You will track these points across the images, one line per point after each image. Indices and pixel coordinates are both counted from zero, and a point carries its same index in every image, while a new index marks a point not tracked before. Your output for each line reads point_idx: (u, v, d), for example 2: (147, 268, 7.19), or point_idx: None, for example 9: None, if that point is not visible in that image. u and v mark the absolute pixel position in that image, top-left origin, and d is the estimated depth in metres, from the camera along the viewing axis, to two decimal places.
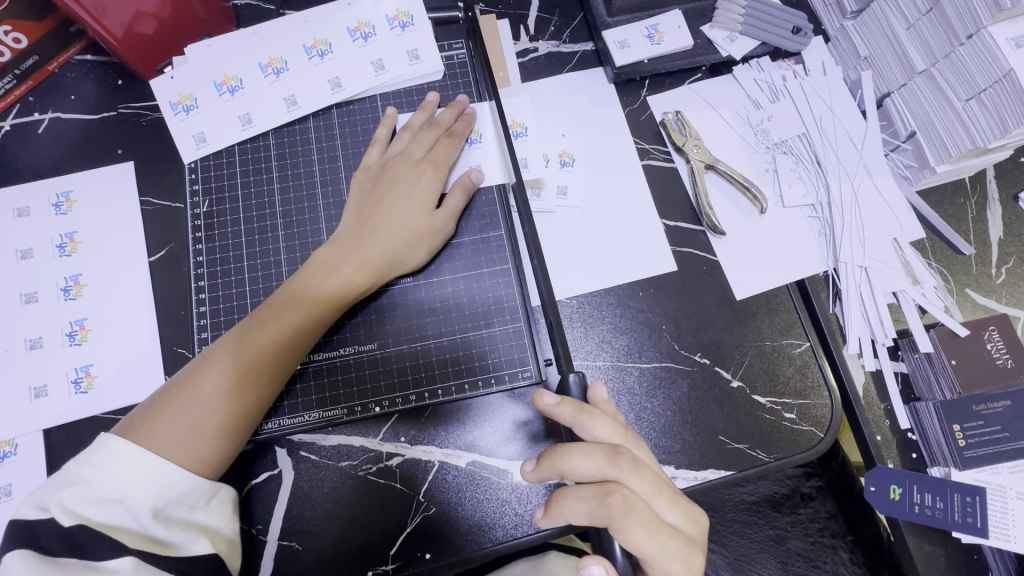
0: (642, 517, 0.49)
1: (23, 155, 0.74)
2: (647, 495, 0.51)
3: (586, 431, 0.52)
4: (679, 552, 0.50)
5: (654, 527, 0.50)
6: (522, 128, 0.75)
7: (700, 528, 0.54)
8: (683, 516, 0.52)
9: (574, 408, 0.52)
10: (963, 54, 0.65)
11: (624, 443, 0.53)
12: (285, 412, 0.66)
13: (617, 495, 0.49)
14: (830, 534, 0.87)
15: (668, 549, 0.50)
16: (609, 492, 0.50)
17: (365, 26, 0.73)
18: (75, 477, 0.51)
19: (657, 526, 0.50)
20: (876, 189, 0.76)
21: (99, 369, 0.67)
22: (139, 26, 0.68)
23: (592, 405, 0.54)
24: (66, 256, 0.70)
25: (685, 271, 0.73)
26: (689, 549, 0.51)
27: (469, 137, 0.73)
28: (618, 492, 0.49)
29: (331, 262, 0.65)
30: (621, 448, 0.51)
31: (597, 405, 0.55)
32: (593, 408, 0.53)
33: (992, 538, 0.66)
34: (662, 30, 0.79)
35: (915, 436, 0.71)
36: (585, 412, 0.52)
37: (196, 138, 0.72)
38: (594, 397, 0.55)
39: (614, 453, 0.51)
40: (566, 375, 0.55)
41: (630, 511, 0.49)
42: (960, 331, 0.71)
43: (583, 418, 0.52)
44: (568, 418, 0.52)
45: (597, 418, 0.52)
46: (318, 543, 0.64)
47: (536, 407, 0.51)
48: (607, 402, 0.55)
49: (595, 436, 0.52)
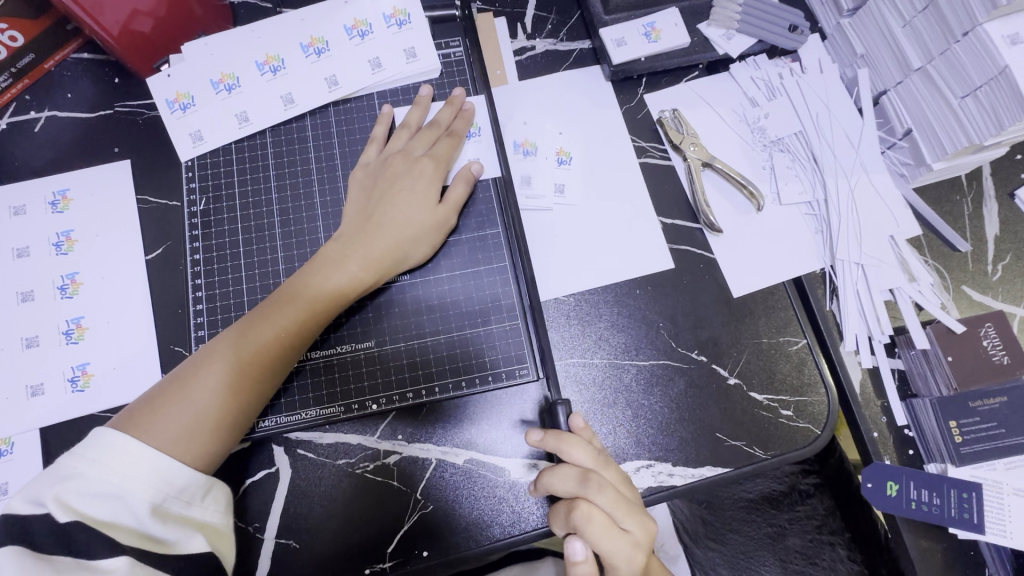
0: (602, 533, 0.52)
1: (18, 153, 0.73)
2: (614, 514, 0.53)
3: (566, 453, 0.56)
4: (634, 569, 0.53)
5: (612, 540, 0.53)
6: (530, 143, 0.76)
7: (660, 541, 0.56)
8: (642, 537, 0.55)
9: (553, 438, 0.55)
10: (959, 51, 0.65)
11: (598, 467, 0.55)
12: (282, 410, 0.66)
13: (580, 512, 0.53)
14: (827, 531, 0.87)
15: (622, 560, 0.53)
16: (574, 508, 0.53)
17: (362, 24, 0.73)
18: (70, 471, 0.51)
19: (615, 540, 0.53)
20: (872, 186, 0.76)
21: (96, 367, 0.67)
22: (136, 24, 0.68)
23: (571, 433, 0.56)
24: (62, 254, 0.70)
25: (683, 269, 0.73)
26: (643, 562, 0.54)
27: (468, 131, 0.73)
28: (581, 509, 0.53)
29: (336, 258, 0.65)
30: (592, 472, 0.54)
31: (578, 432, 0.58)
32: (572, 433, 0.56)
33: (988, 534, 0.66)
34: (659, 28, 0.79)
35: (911, 433, 0.71)
36: (564, 439, 0.55)
37: (193, 136, 0.72)
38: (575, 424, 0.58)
39: (585, 477, 0.54)
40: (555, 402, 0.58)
41: (591, 527, 0.52)
42: (956, 328, 0.71)
43: (561, 441, 0.55)
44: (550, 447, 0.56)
45: (574, 444, 0.55)
46: (315, 540, 0.64)
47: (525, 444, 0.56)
48: (587, 429, 0.58)
49: (572, 460, 0.55)
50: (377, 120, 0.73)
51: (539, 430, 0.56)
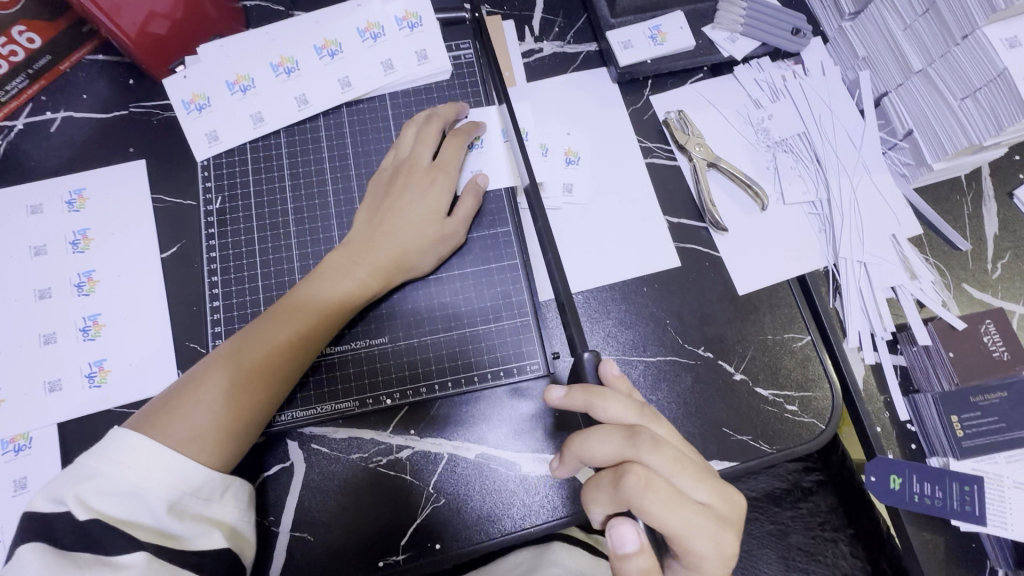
0: (662, 496, 0.49)
1: (35, 153, 0.75)
2: (668, 473, 0.50)
3: (601, 413, 0.53)
4: (705, 530, 0.50)
5: (673, 504, 0.49)
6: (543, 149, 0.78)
7: (733, 505, 0.52)
8: (712, 492, 0.51)
9: (583, 393, 0.53)
10: (959, 53, 0.67)
11: (641, 422, 0.53)
12: (297, 405, 0.67)
13: (636, 475, 0.49)
14: (830, 528, 0.89)
15: (690, 526, 0.49)
16: (625, 472, 0.49)
17: (375, 27, 0.75)
18: (88, 471, 0.52)
19: (677, 504, 0.49)
20: (875, 185, 0.78)
21: (113, 363, 0.68)
22: (153, 26, 0.70)
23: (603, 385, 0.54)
24: (79, 253, 0.71)
25: (689, 267, 0.75)
26: (717, 528, 0.50)
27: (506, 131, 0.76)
28: (633, 472, 0.49)
29: (344, 264, 0.66)
30: (638, 428, 0.51)
31: (611, 383, 0.55)
32: (602, 388, 0.54)
33: (991, 525, 0.67)
34: (664, 31, 0.80)
35: (913, 427, 0.73)
36: (596, 393, 0.53)
37: (208, 136, 0.73)
38: (606, 374, 0.55)
39: (631, 433, 0.51)
40: (580, 355, 0.56)
41: (647, 491, 0.49)
42: (957, 324, 0.73)
43: (593, 399, 0.53)
44: (580, 404, 0.53)
45: (609, 398, 0.53)
46: (329, 534, 0.65)
47: (548, 404, 0.54)
48: (621, 379, 0.55)
49: (609, 416, 0.53)
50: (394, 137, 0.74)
51: (562, 386, 0.55)
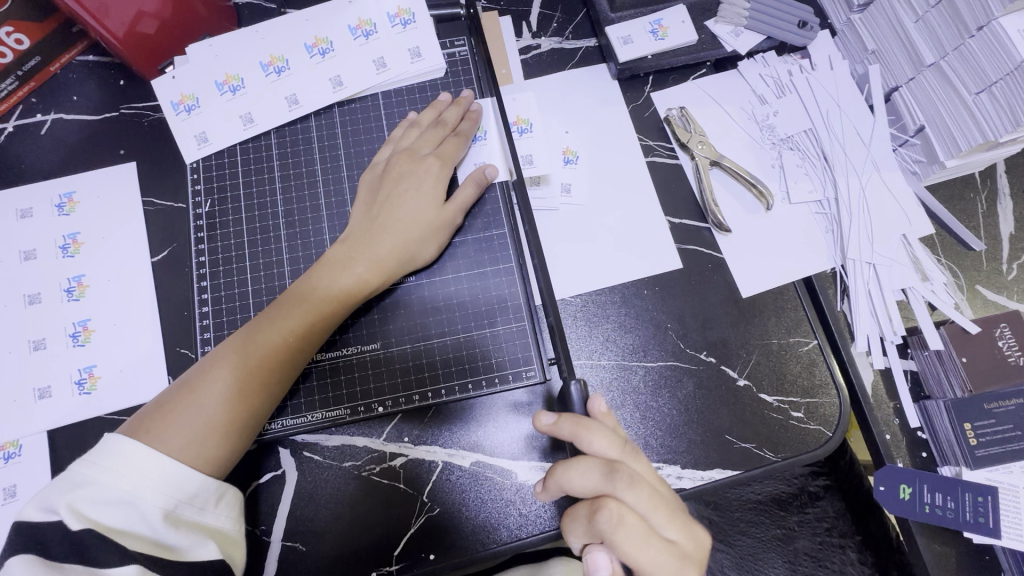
0: (633, 532, 0.48)
1: (25, 156, 0.74)
2: (642, 511, 0.50)
3: (584, 445, 0.51)
4: (672, 569, 0.49)
5: (644, 541, 0.49)
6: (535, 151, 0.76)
7: (698, 543, 0.52)
8: (681, 531, 0.51)
9: (572, 424, 0.51)
10: (974, 46, 0.64)
11: (622, 457, 0.51)
12: (288, 413, 0.65)
13: (608, 511, 0.48)
14: (838, 534, 0.84)
15: (659, 566, 0.49)
16: (599, 507, 0.49)
17: (366, 24, 0.73)
18: (80, 478, 0.50)
19: (647, 542, 0.49)
20: (884, 183, 0.75)
21: (103, 370, 0.67)
22: (141, 27, 0.68)
23: (591, 419, 0.52)
24: (69, 257, 0.70)
25: (690, 270, 0.72)
26: (683, 566, 0.50)
27: (521, 125, 0.75)
28: (607, 508, 0.49)
29: (343, 260, 0.65)
30: (617, 464, 0.50)
31: (598, 417, 0.53)
32: (591, 420, 0.52)
33: (1005, 538, 0.65)
34: (665, 26, 0.78)
35: (924, 435, 0.70)
36: (583, 425, 0.51)
37: (198, 137, 0.71)
38: (594, 409, 0.53)
39: (610, 469, 0.50)
40: (568, 382, 0.53)
41: (620, 529, 0.48)
42: (971, 328, 0.70)
43: (580, 431, 0.51)
44: (567, 435, 0.51)
45: (596, 431, 0.51)
46: (322, 544, 0.63)
47: (536, 429, 0.52)
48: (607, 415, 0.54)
49: (594, 450, 0.51)
50: (384, 141, 0.73)
51: (552, 412, 0.52)
